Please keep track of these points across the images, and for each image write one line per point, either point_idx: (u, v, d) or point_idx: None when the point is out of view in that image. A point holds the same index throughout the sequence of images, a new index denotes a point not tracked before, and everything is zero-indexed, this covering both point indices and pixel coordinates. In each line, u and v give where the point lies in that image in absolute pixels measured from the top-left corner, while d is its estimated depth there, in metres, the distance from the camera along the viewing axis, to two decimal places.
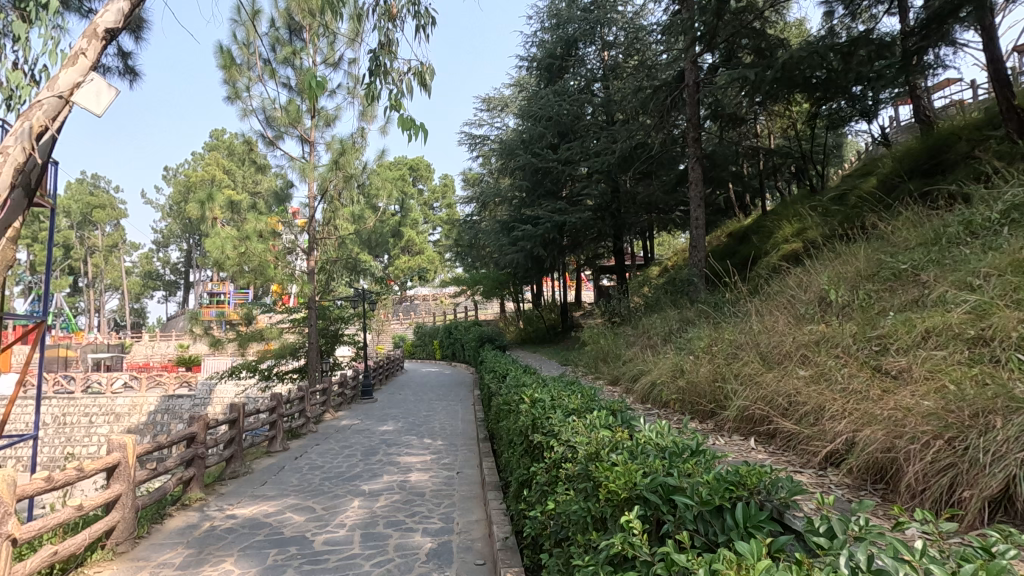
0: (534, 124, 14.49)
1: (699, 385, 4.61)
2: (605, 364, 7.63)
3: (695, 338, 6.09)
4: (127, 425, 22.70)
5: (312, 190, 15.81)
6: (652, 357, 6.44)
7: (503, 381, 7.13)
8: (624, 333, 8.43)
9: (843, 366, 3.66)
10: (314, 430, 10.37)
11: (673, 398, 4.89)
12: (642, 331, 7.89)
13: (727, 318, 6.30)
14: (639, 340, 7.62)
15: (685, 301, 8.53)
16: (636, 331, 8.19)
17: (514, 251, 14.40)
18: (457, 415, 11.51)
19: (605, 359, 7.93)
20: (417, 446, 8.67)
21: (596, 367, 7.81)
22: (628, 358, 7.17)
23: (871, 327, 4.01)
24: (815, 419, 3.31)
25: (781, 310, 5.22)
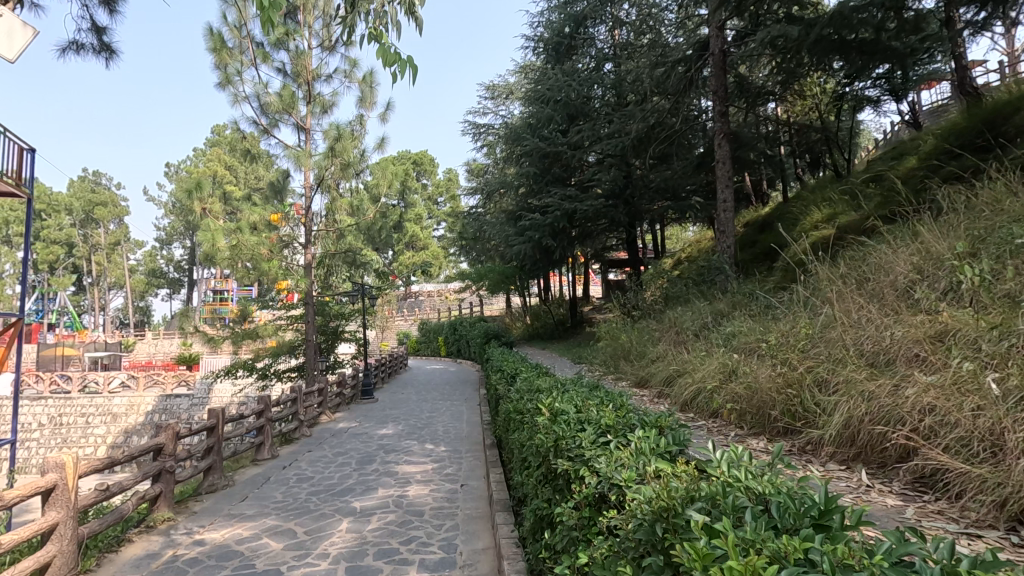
0: (542, 106, 13.58)
1: (771, 398, 3.81)
2: (628, 363, 6.87)
3: (739, 335, 5.32)
4: (124, 426, 22.06)
5: (308, 181, 15.01)
6: (686, 356, 5.63)
7: (513, 383, 6.35)
8: (647, 328, 7.61)
9: (989, 372, 2.83)
10: (309, 434, 9.67)
11: (733, 412, 4.10)
12: (669, 326, 7.08)
13: (778, 313, 5.50)
14: (664, 337, 6.85)
15: (712, 293, 7.73)
16: (659, 326, 7.39)
17: (521, 242, 13.47)
18: (462, 417, 10.75)
19: (626, 357, 7.16)
20: (417, 453, 7.90)
21: (618, 367, 7.02)
22: (653, 356, 6.40)
23: (1011, 317, 3.17)
24: (987, 458, 2.48)
25: (855, 300, 4.40)
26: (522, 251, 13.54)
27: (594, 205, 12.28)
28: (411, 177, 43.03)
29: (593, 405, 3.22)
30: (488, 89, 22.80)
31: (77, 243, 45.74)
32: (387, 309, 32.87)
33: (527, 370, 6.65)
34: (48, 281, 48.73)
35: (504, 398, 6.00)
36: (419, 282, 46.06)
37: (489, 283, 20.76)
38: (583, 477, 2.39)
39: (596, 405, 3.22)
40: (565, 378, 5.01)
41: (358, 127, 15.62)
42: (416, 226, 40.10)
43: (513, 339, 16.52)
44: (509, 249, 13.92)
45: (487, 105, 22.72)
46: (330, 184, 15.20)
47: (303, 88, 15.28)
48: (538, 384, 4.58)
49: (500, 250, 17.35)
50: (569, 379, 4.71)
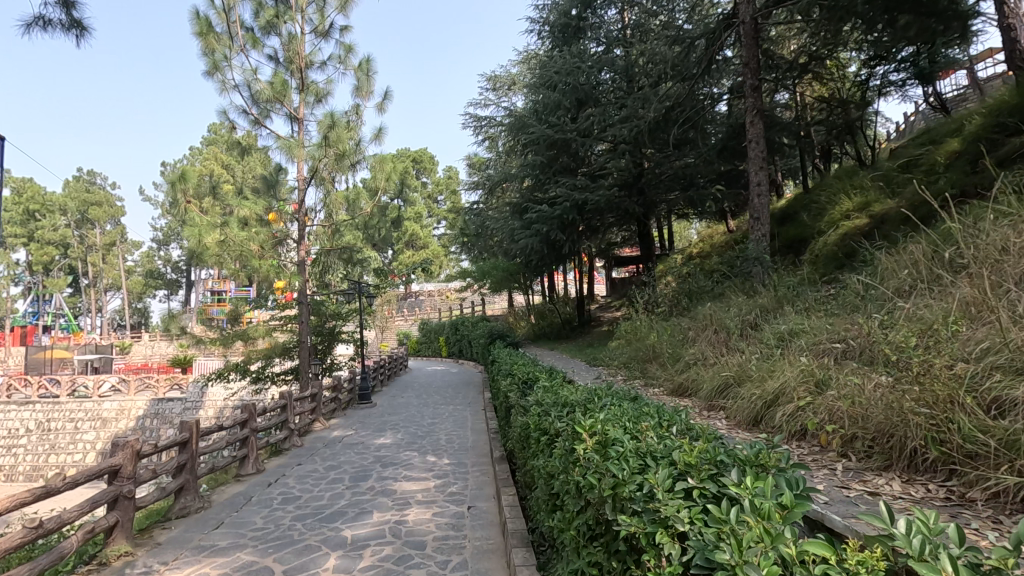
0: (549, 92, 12.74)
1: (894, 424, 2.98)
2: (661, 369, 6.11)
3: (813, 340, 4.52)
4: (114, 431, 21.28)
5: (302, 173, 14.20)
6: (743, 363, 4.85)
7: (528, 391, 5.57)
8: (678, 326, 6.82)
9: None
10: (300, 443, 8.88)
11: (835, 437, 3.30)
12: (706, 324, 6.28)
13: (856, 313, 4.68)
14: (702, 337, 6.06)
15: (749, 288, 6.91)
16: (691, 323, 6.62)
17: (527, 235, 12.65)
18: (466, 424, 9.98)
19: (658, 361, 6.40)
20: (417, 468, 7.10)
21: (650, 371, 6.24)
22: (693, 363, 5.64)
23: None
24: None
25: (979, 294, 3.53)
26: (529, 246, 12.73)
27: (607, 196, 11.43)
28: (410, 175, 42.25)
29: (649, 429, 2.45)
30: (489, 80, 21.99)
31: (72, 243, 45.09)
32: (387, 309, 32.11)
33: (544, 376, 5.85)
34: (43, 283, 48.06)
35: (518, 409, 5.19)
36: (419, 281, 45.28)
37: (491, 281, 19.99)
38: (664, 548, 1.64)
39: (652, 428, 2.46)
40: (594, 387, 4.22)
41: (354, 117, 14.81)
42: (415, 224, 39.37)
43: (519, 339, 15.75)
44: (516, 245, 13.11)
45: (488, 97, 21.92)
46: (324, 176, 14.40)
47: (295, 76, 14.47)
48: (568, 392, 3.82)
49: (504, 247, 16.53)
50: (600, 389, 3.92)
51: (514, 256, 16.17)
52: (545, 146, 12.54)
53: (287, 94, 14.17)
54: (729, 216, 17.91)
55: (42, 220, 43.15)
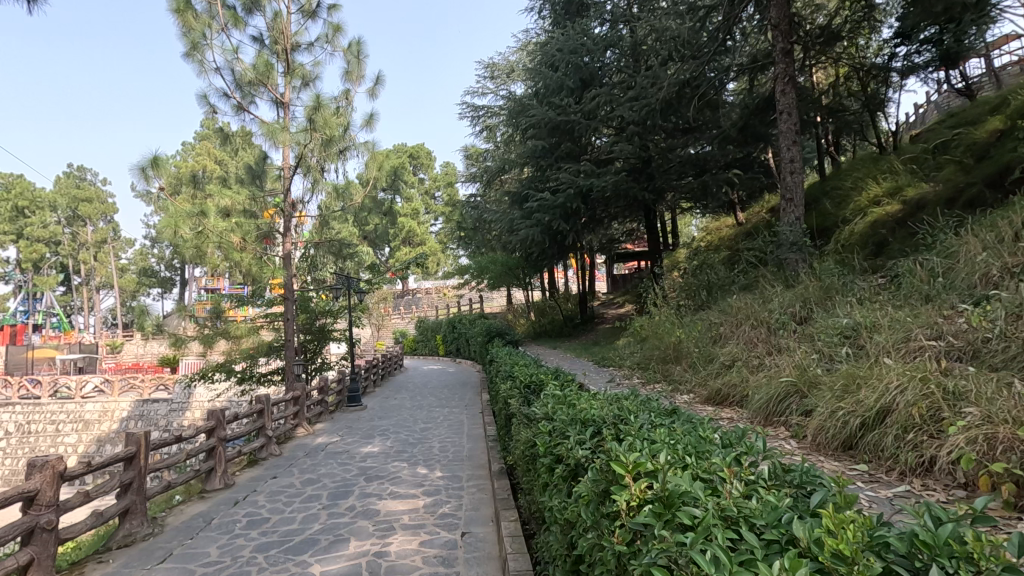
0: (550, 73, 11.86)
1: None
2: (695, 374, 5.31)
3: (906, 346, 3.72)
4: (97, 434, 20.43)
5: (287, 161, 13.33)
6: (811, 369, 4.06)
7: (531, 399, 4.76)
8: (708, 322, 6.03)
9: None
10: (279, 452, 8.04)
11: (994, 479, 2.50)
12: (744, 320, 5.50)
13: (947, 309, 3.88)
14: (742, 338, 5.28)
15: (785, 280, 6.11)
16: (721, 319, 5.83)
17: (528, 226, 11.79)
18: (462, 429, 9.16)
19: (690, 365, 5.61)
20: (405, 483, 6.26)
21: (684, 377, 5.46)
22: (737, 368, 4.86)
23: None
24: None
25: None
26: (530, 238, 11.89)
27: (614, 183, 10.56)
28: (407, 170, 41.36)
29: (733, 474, 1.58)
30: (487, 67, 21.13)
31: (63, 240, 44.10)
32: (382, 307, 31.26)
33: (550, 382, 5.02)
34: (32, 281, 47.05)
35: (522, 420, 4.35)
36: (415, 279, 44.44)
37: (490, 277, 19.15)
38: None
39: (737, 472, 1.60)
40: (615, 396, 3.42)
41: (343, 103, 13.96)
42: (412, 220, 38.48)
43: (518, 337, 14.93)
44: (516, 236, 12.28)
45: (486, 85, 21.07)
46: (311, 164, 13.55)
47: (280, 58, 13.58)
48: (585, 402, 3.02)
49: (503, 240, 15.67)
50: (627, 400, 3.08)
51: (514, 249, 15.32)
52: (547, 132, 11.69)
53: (271, 77, 13.28)
54: (738, 207, 17.11)
55: (31, 217, 42.20)
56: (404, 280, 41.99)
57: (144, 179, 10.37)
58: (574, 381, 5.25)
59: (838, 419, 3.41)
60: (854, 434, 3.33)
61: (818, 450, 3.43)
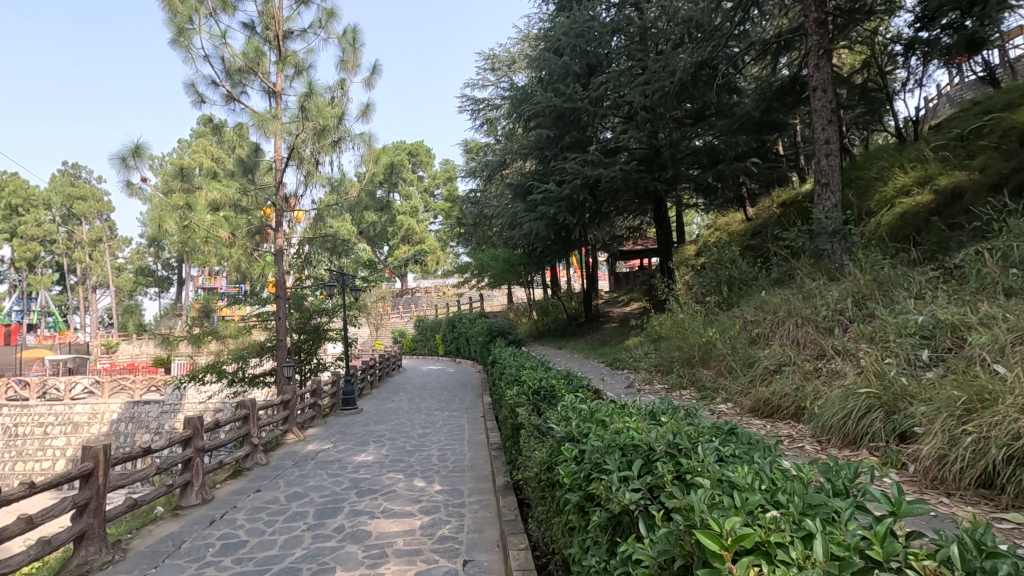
0: (555, 58, 11.24)
1: None
2: (740, 383, 4.84)
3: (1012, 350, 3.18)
4: (86, 436, 19.85)
5: (279, 152, 12.74)
6: (899, 382, 3.47)
7: (543, 410, 4.19)
8: (748, 329, 5.47)
9: None
10: (265, 461, 7.46)
11: None
12: (795, 327, 4.97)
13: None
14: (793, 343, 4.82)
15: (825, 276, 5.58)
16: (763, 321, 5.41)
17: (532, 219, 11.20)
18: (462, 436, 8.59)
19: (730, 371, 5.15)
20: (401, 499, 5.68)
21: (729, 391, 4.92)
22: (792, 376, 4.39)
23: None
24: None
25: None
26: (535, 232, 11.30)
27: (623, 174, 9.95)
28: (406, 167, 40.72)
29: (925, 572, 1.00)
30: (488, 58, 20.51)
31: (57, 239, 43.35)
32: (380, 305, 30.68)
33: (563, 389, 4.44)
34: (26, 281, 46.38)
35: (535, 435, 3.78)
36: (414, 277, 43.85)
37: (490, 275, 18.58)
38: None
39: (929, 564, 1.02)
40: (644, 408, 2.81)
41: (338, 92, 13.35)
42: (411, 217, 37.86)
43: (521, 337, 14.36)
44: (519, 231, 11.69)
45: (486, 77, 20.45)
46: (305, 156, 12.96)
47: (272, 46, 12.97)
48: (616, 418, 2.41)
49: (505, 235, 15.08)
50: (668, 418, 2.50)
51: (517, 245, 14.74)
52: (553, 120, 11.09)
53: (262, 64, 12.70)
54: (748, 202, 16.56)
55: (25, 216, 41.56)
56: (404, 278, 41.40)
57: (125, 169, 9.80)
58: (587, 386, 4.69)
59: (971, 450, 2.69)
60: (999, 469, 2.58)
61: (922, 478, 2.88)
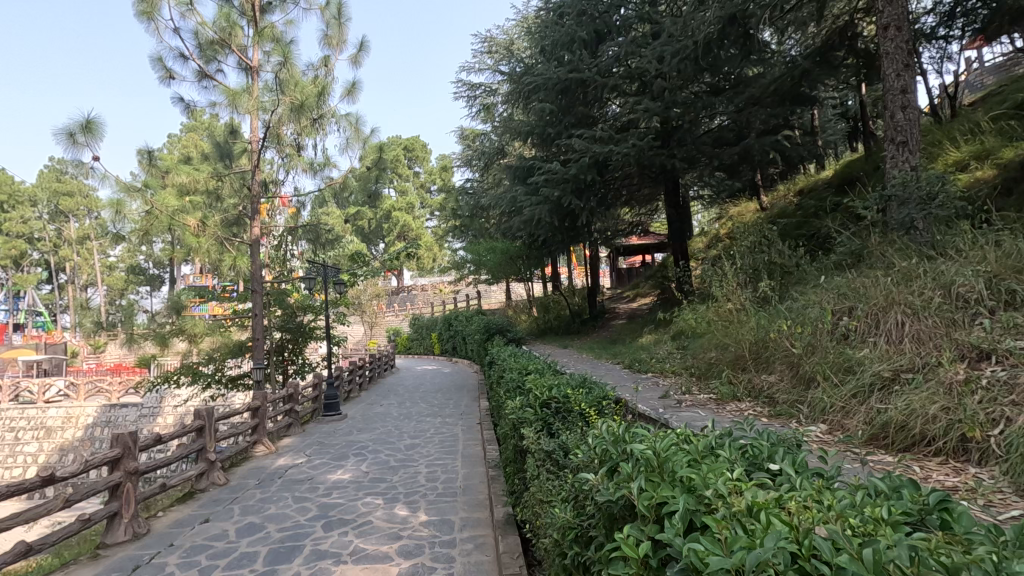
0: (558, 27, 10.16)
1: None
2: (838, 396, 3.85)
3: None
4: (59, 442, 18.68)
5: (255, 133, 11.58)
6: None
7: (560, 436, 3.10)
8: (825, 322, 4.41)
9: None
10: (224, 481, 6.35)
11: None
12: (904, 328, 3.93)
13: None
14: (910, 344, 3.79)
15: (917, 256, 4.52)
16: (858, 314, 4.30)
17: (534, 203, 10.12)
18: (455, 448, 7.52)
19: (818, 378, 4.16)
20: (376, 534, 4.59)
21: (825, 406, 3.90)
22: (932, 391, 3.37)
23: None
24: None
25: None
26: (537, 219, 10.20)
27: (637, 151, 8.85)
28: (401, 161, 39.42)
29: None
30: (484, 41, 19.31)
31: (41, 236, 41.90)
32: (373, 302, 29.50)
33: (587, 405, 3.37)
34: (10, 279, 45.01)
35: (558, 472, 2.70)
36: (410, 274, 42.65)
37: (488, 269, 17.51)
38: None
39: None
40: (726, 448, 1.72)
41: (322, 70, 12.23)
42: (405, 213, 36.79)
43: (522, 335, 13.26)
44: (519, 218, 10.59)
45: (482, 61, 19.27)
46: (284, 137, 11.84)
47: (248, 17, 11.84)
48: (714, 481, 1.33)
49: (504, 226, 13.97)
50: (822, 480, 1.45)
51: (517, 236, 13.65)
52: (556, 94, 9.99)
53: (236, 35, 11.58)
54: (762, 191, 15.52)
55: (8, 212, 40.24)
56: (399, 276, 40.22)
57: (74, 147, 8.64)
58: (608, 399, 3.62)
59: None
60: None
61: None
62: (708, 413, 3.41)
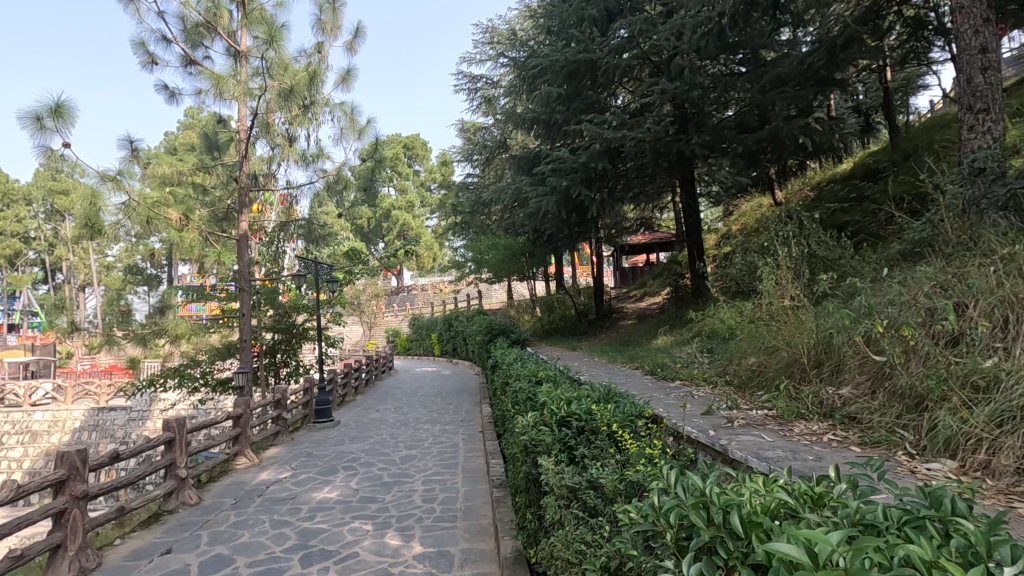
0: (566, 5, 9.51)
1: None
2: (972, 422, 2.66)
3: None
4: (44, 447, 18.03)
5: (243, 121, 10.87)
6: None
7: (591, 470, 2.42)
8: (928, 322, 3.33)
9: None
10: (196, 500, 5.67)
11: None
12: None
13: None
14: None
15: None
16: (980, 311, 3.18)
17: (541, 195, 9.41)
18: (455, 461, 6.84)
19: (931, 398, 2.98)
20: (361, 572, 3.88)
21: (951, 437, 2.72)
22: None
23: None
24: None
25: None
26: (544, 211, 9.51)
27: (653, 135, 8.14)
28: (400, 159, 38.76)
29: None
30: (486, 31, 18.62)
31: (36, 235, 41.31)
32: (372, 302, 28.83)
33: (626, 434, 2.68)
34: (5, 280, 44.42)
35: (599, 528, 2.02)
36: (409, 273, 41.99)
37: (489, 267, 16.84)
38: None
39: None
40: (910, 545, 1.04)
41: (316, 56, 11.55)
42: (405, 212, 36.32)
43: (526, 336, 12.58)
44: (525, 210, 9.91)
45: (484, 51, 18.57)
46: (274, 126, 11.18)
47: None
48: None
49: (507, 222, 13.29)
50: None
51: (521, 231, 12.94)
52: (564, 76, 9.32)
53: (223, 18, 10.91)
54: (776, 185, 14.86)
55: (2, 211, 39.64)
56: (399, 275, 39.55)
57: (41, 132, 7.95)
58: (640, 420, 2.93)
59: None
60: None
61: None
62: (773, 437, 2.69)
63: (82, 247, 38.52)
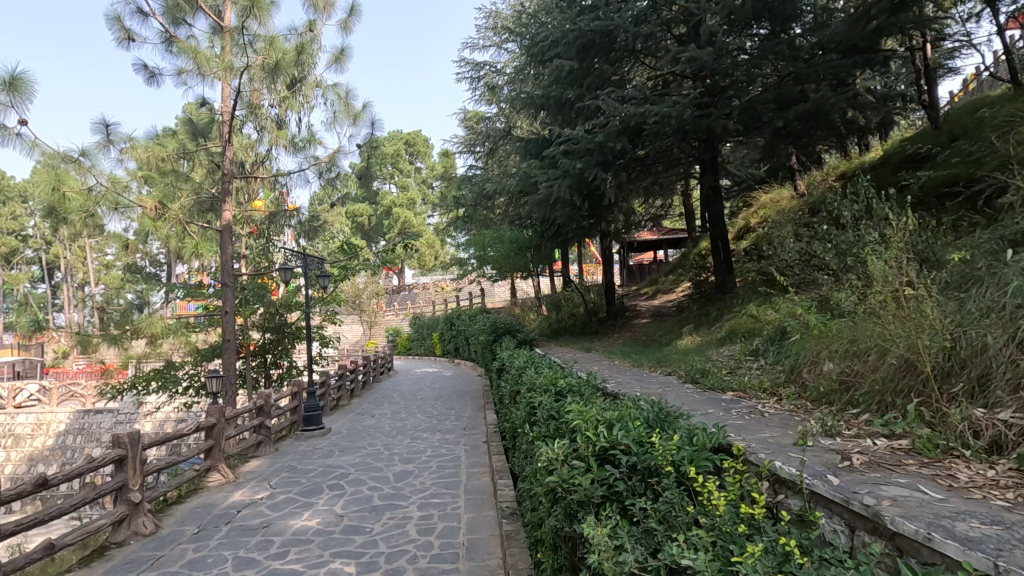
0: None
1: None
2: None
3: None
4: (28, 451, 17.24)
5: (226, 102, 9.98)
6: None
7: (671, 545, 1.60)
8: None
9: None
10: (152, 530, 4.84)
11: None
12: None
13: None
14: None
15: None
16: None
17: (552, 179, 8.53)
18: (457, 479, 5.96)
19: None
20: None
21: None
22: None
23: None
24: None
25: None
26: (555, 198, 8.67)
27: (678, 111, 7.26)
28: (401, 155, 37.99)
29: None
30: (489, 16, 17.70)
31: (31, 233, 40.43)
32: (372, 301, 28.03)
33: (717, 488, 1.81)
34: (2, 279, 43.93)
35: None
36: (410, 272, 41.12)
37: (493, 263, 15.98)
38: None
39: None
40: None
41: (307, 34, 10.69)
42: (406, 209, 35.65)
43: (533, 336, 11.70)
44: (533, 197, 9.05)
45: (487, 37, 17.64)
46: (261, 107, 10.33)
47: None
48: None
49: (511, 213, 12.40)
50: None
51: (527, 223, 12.05)
52: (577, 49, 8.42)
53: None
54: (798, 175, 13.96)
55: None
56: (400, 273, 38.68)
57: None
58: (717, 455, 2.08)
59: None
60: None
61: None
62: (937, 493, 1.79)
63: (78, 247, 37.94)
